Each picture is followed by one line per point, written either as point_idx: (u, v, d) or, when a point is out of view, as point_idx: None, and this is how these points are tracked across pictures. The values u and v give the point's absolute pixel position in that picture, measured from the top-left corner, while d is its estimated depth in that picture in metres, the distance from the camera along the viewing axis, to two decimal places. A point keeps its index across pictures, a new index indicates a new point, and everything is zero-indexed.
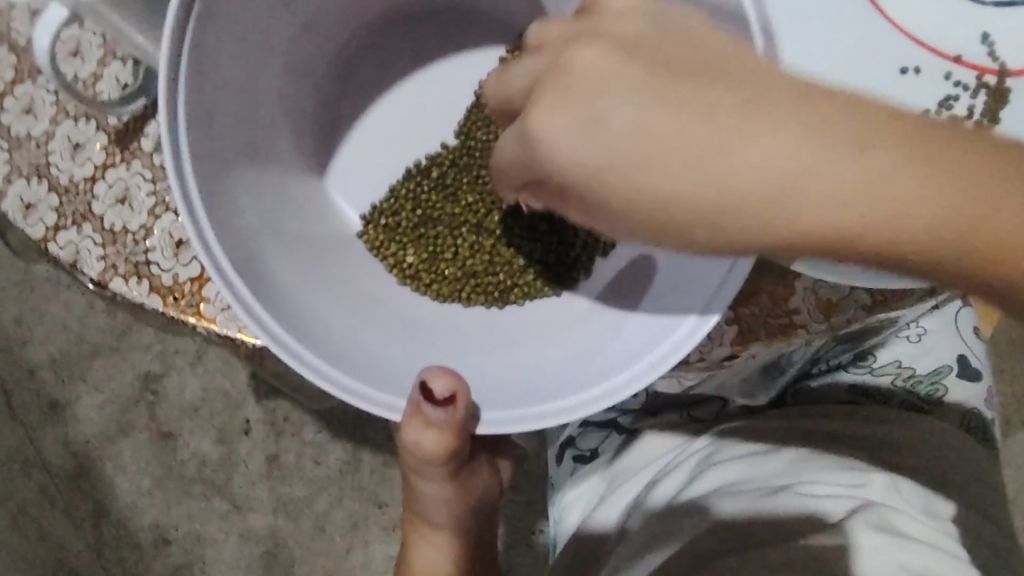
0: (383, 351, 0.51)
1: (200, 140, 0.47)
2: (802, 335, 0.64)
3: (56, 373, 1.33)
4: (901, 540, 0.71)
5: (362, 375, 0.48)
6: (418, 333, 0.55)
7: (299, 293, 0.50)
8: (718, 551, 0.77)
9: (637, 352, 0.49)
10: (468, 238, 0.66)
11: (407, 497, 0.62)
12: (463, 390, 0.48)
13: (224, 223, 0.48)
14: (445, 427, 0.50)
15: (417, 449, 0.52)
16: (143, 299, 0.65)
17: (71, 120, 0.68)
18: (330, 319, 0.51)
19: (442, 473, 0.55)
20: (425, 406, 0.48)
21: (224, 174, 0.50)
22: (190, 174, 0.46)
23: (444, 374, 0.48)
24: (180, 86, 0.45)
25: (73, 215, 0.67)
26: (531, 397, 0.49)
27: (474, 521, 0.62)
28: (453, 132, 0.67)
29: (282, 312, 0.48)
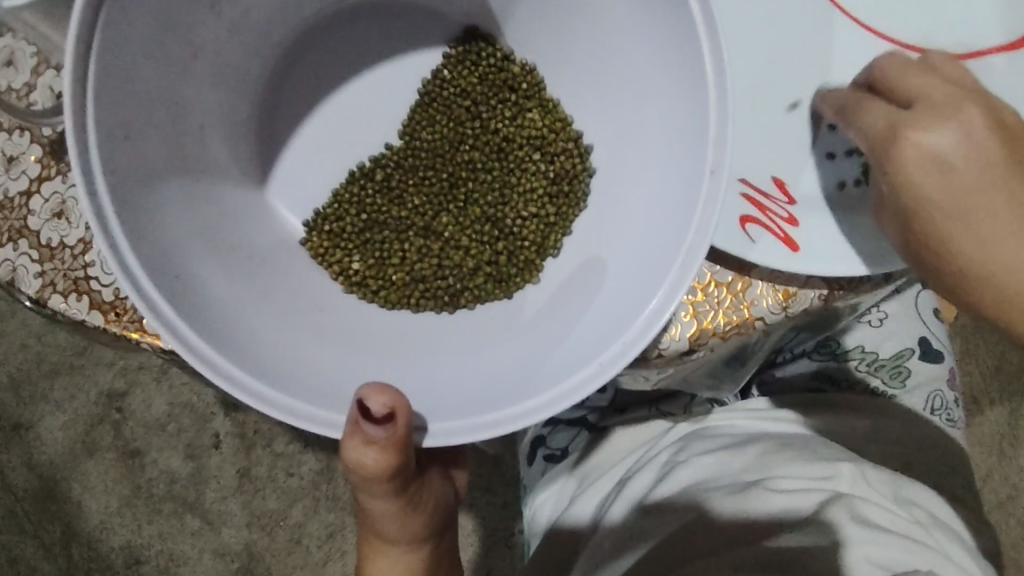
0: (328, 362, 0.50)
1: (112, 150, 0.45)
2: (759, 325, 0.63)
3: (16, 395, 1.30)
4: (876, 531, 0.71)
5: (297, 390, 0.46)
6: (363, 341, 0.53)
7: (231, 308, 0.49)
8: (693, 552, 0.75)
9: (585, 355, 0.48)
10: (416, 241, 0.65)
11: (360, 515, 0.60)
12: (402, 405, 0.46)
13: (146, 235, 0.46)
14: (384, 448, 0.47)
15: (360, 473, 0.50)
16: (83, 316, 0.62)
17: (5, 133, 0.65)
18: (265, 334, 0.49)
19: (390, 493, 0.53)
20: (364, 425, 0.45)
21: (145, 186, 0.48)
22: (102, 186, 0.44)
23: (382, 391, 0.46)
24: (90, 93, 0.43)
25: (9, 231, 0.65)
26: (481, 406, 0.48)
27: (432, 535, 0.60)
28: (397, 132, 0.65)
29: (211, 327, 0.46)
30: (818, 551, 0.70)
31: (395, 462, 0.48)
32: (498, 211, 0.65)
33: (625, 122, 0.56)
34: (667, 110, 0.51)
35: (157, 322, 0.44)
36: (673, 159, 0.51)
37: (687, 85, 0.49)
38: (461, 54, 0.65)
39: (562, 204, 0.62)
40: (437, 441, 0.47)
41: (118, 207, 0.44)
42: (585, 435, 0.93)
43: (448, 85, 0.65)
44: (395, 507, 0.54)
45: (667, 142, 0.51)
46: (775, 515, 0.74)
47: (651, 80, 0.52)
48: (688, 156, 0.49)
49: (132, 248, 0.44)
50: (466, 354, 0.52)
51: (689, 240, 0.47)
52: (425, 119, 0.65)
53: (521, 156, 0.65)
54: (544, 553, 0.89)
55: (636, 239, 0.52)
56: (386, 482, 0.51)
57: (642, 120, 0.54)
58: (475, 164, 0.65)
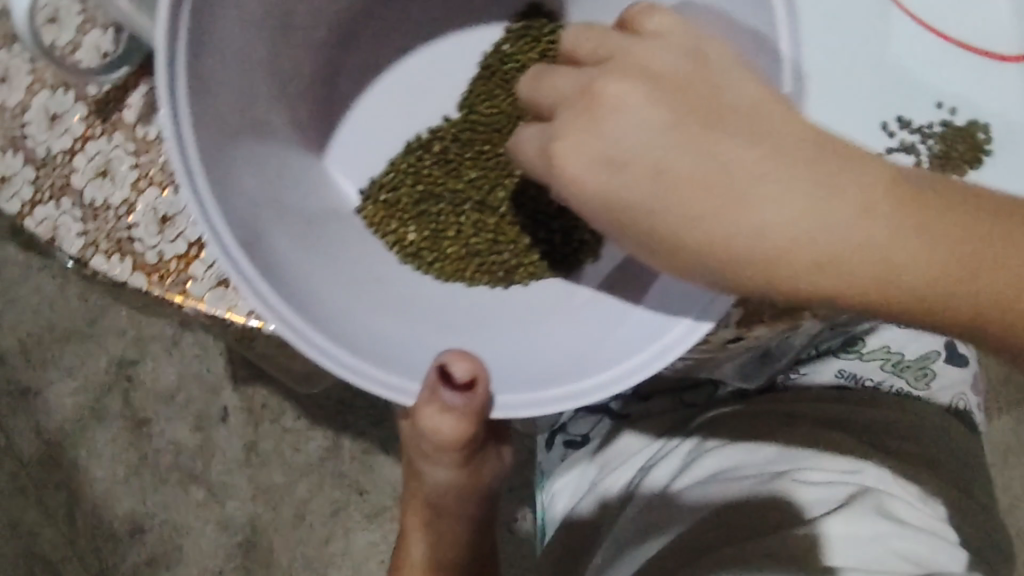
0: (393, 331, 0.50)
1: (198, 106, 0.45)
2: (806, 316, 0.63)
3: (26, 360, 1.29)
4: (904, 526, 0.72)
5: (370, 357, 0.46)
6: (426, 313, 0.53)
7: (303, 272, 0.48)
8: (722, 540, 0.76)
9: (650, 334, 0.48)
10: (471, 216, 0.65)
11: (409, 482, 0.60)
12: (483, 374, 0.46)
13: (225, 193, 0.46)
14: (461, 416, 0.48)
15: (434, 438, 0.50)
16: (126, 277, 0.62)
17: (49, 90, 0.64)
18: (334, 301, 0.48)
19: (454, 462, 0.53)
20: (444, 390, 0.46)
21: (224, 144, 0.47)
22: (189, 141, 0.43)
23: (464, 358, 0.46)
24: (180, 48, 0.42)
25: (51, 189, 0.64)
26: (548, 380, 0.48)
27: (482, 509, 0.61)
28: (456, 107, 0.66)
29: (286, 289, 0.46)
30: (845, 540, 0.71)
31: (467, 433, 0.49)
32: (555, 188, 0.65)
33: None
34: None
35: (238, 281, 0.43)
36: None
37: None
38: (522, 29, 0.65)
39: None
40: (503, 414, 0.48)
41: (201, 160, 0.44)
42: (607, 422, 0.93)
43: (509, 60, 0.65)
44: (456, 476, 0.55)
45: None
46: (803, 506, 0.75)
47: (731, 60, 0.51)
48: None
49: (214, 204, 0.44)
50: (529, 333, 0.53)
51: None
52: (484, 93, 0.65)
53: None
54: (566, 536, 0.89)
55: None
56: (455, 450, 0.51)
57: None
58: None
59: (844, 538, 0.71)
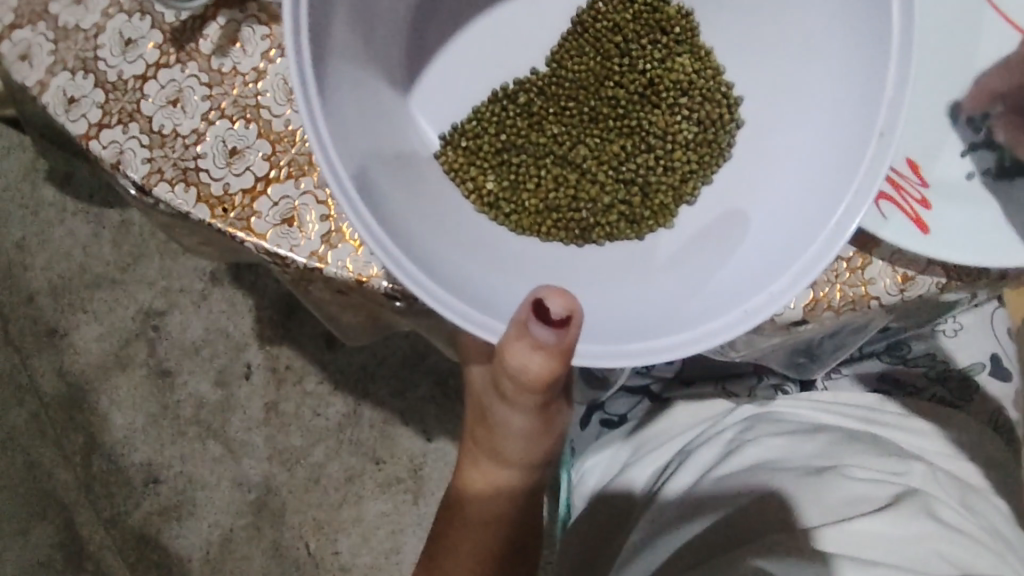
0: (477, 270, 0.50)
1: (313, 21, 0.45)
2: (873, 305, 0.62)
3: (55, 301, 1.30)
4: (944, 529, 0.68)
5: (456, 290, 0.47)
6: (510, 259, 0.53)
7: (394, 201, 0.48)
8: (761, 529, 0.71)
9: (731, 300, 0.49)
10: (552, 170, 0.63)
11: (474, 429, 0.59)
12: (580, 312, 0.44)
13: (330, 111, 0.47)
14: (551, 356, 0.46)
15: (517, 379, 0.48)
16: (188, 208, 0.61)
17: (125, 15, 0.64)
18: (426, 235, 0.49)
19: (530, 407, 0.52)
20: (536, 325, 0.44)
21: (331, 65, 0.48)
22: (303, 51, 0.44)
23: (562, 294, 0.45)
24: None
25: (120, 114, 0.63)
26: (628, 336, 0.49)
27: (538, 464, 0.61)
28: (544, 59, 0.63)
29: (380, 213, 0.46)
30: (886, 537, 0.67)
31: (555, 374, 0.47)
32: (640, 150, 0.63)
33: (804, 75, 0.55)
34: (867, 54, 0.49)
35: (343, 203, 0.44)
36: (852, 112, 0.50)
37: (875, 19, 0.48)
38: None
39: (704, 154, 0.61)
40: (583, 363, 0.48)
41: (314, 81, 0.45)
42: (646, 405, 0.92)
43: (602, 18, 0.63)
44: (529, 424, 0.54)
45: (846, 96, 0.51)
46: (846, 498, 0.72)
47: (844, 28, 0.51)
48: (868, 109, 0.49)
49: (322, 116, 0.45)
50: (612, 291, 0.53)
51: (860, 179, 0.48)
52: (575, 49, 0.63)
53: (669, 102, 0.64)
54: (599, 514, 0.88)
55: (794, 193, 0.52)
56: (536, 394, 0.49)
57: (817, 74, 0.53)
58: (618, 102, 0.63)
59: (863, 532, 0.67)
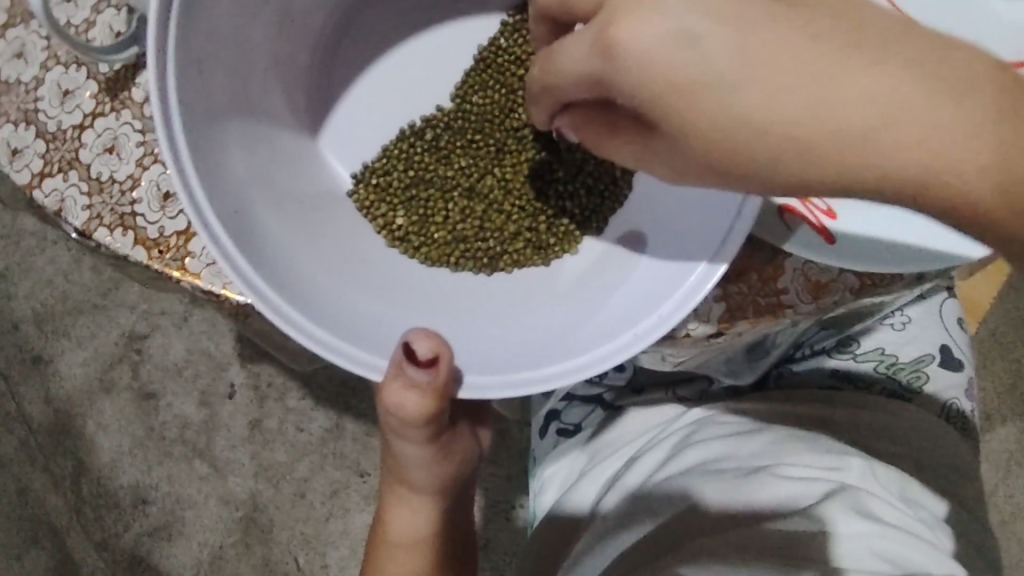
0: (370, 309, 0.53)
1: (189, 90, 0.47)
2: (788, 314, 0.65)
3: (39, 328, 1.32)
4: (875, 525, 0.71)
5: (347, 334, 0.49)
6: (406, 296, 0.56)
7: (283, 249, 0.51)
8: (691, 530, 0.76)
9: (617, 326, 0.51)
10: (458, 202, 0.68)
11: (387, 460, 0.63)
12: (445, 351, 0.49)
13: (212, 174, 0.48)
14: (425, 392, 0.50)
15: (401, 413, 0.52)
16: (127, 251, 0.64)
17: (62, 67, 0.67)
18: (317, 281, 0.51)
19: (424, 437, 0.56)
20: (408, 367, 0.48)
21: (214, 125, 0.50)
22: (177, 122, 0.46)
23: (428, 337, 0.49)
24: (170, 36, 0.45)
25: (60, 162, 0.66)
26: (512, 367, 0.50)
27: (453, 485, 0.64)
28: (448, 94, 0.69)
29: (266, 265, 0.49)
30: (819, 538, 0.70)
31: (432, 407, 0.52)
32: (543, 179, 0.68)
33: None
34: None
35: (229, 269, 0.46)
36: None
37: None
38: (517, 22, 0.68)
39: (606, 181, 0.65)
40: (471, 396, 0.49)
41: (191, 153, 0.47)
42: (600, 413, 0.96)
43: (504, 52, 0.68)
44: (426, 451, 0.58)
45: None
46: (779, 500, 0.75)
47: None
48: None
49: (199, 181, 0.47)
50: (506, 314, 0.57)
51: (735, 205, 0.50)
52: (478, 83, 0.68)
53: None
54: (549, 523, 0.90)
55: (672, 223, 0.55)
56: (424, 425, 0.54)
57: None
58: (522, 133, 0.68)
59: (800, 533, 0.70)
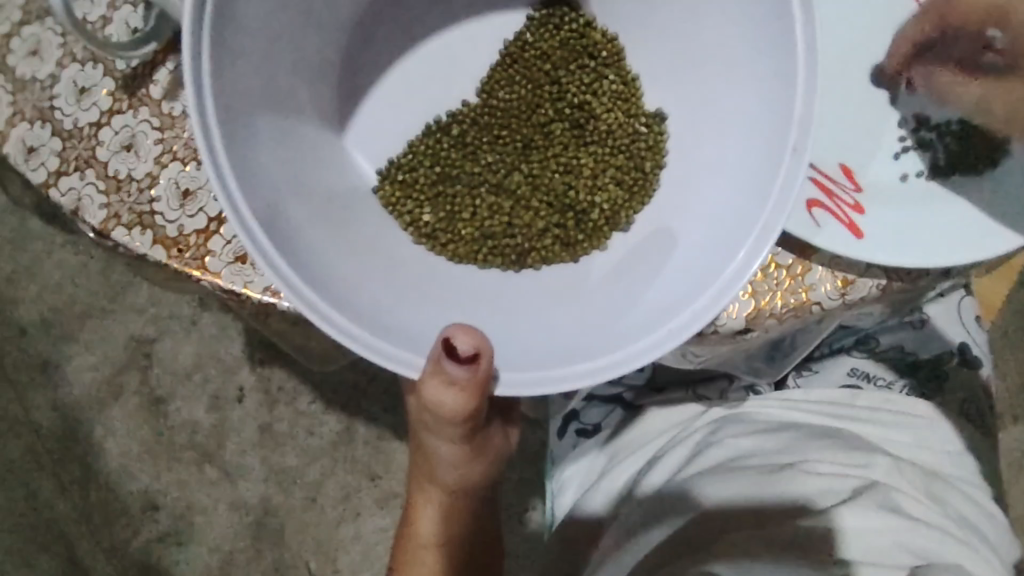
0: (403, 306, 0.52)
1: (222, 85, 0.47)
2: (814, 310, 0.64)
3: (47, 333, 1.31)
4: (906, 520, 0.70)
5: (382, 330, 0.48)
6: (440, 294, 0.55)
7: (316, 245, 0.50)
8: (725, 529, 0.74)
9: (657, 319, 0.51)
10: (486, 199, 0.67)
11: (416, 456, 0.62)
12: (486, 346, 0.48)
13: (245, 168, 0.48)
14: (463, 388, 0.50)
15: (438, 408, 0.52)
16: (146, 250, 0.63)
17: (78, 64, 0.66)
18: (351, 278, 0.51)
19: (458, 436, 0.55)
20: (447, 361, 0.48)
21: (246, 120, 0.50)
22: (211, 117, 0.46)
23: (468, 332, 0.48)
24: (204, 31, 0.45)
25: (76, 161, 0.65)
26: (552, 362, 0.50)
27: (484, 485, 0.63)
28: (475, 89, 0.68)
29: (300, 260, 0.48)
30: (849, 534, 0.69)
31: (471, 403, 0.51)
32: (571, 174, 0.67)
33: (711, 99, 0.58)
34: (777, 78, 0.51)
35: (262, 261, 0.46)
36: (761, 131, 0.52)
37: (782, 40, 0.50)
38: (545, 17, 0.68)
39: (637, 177, 0.64)
40: (513, 391, 0.49)
41: (225, 148, 0.46)
42: (619, 413, 0.93)
43: (530, 47, 0.68)
44: (459, 450, 0.57)
45: (757, 111, 0.53)
46: (807, 498, 0.74)
47: (743, 52, 0.54)
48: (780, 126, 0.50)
49: (234, 176, 0.47)
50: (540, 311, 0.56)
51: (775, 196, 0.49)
52: (503, 79, 0.67)
53: (597, 127, 0.68)
54: (568, 526, 0.89)
55: (709, 217, 0.54)
56: (460, 422, 0.53)
57: (723, 100, 0.56)
58: (549, 129, 0.68)
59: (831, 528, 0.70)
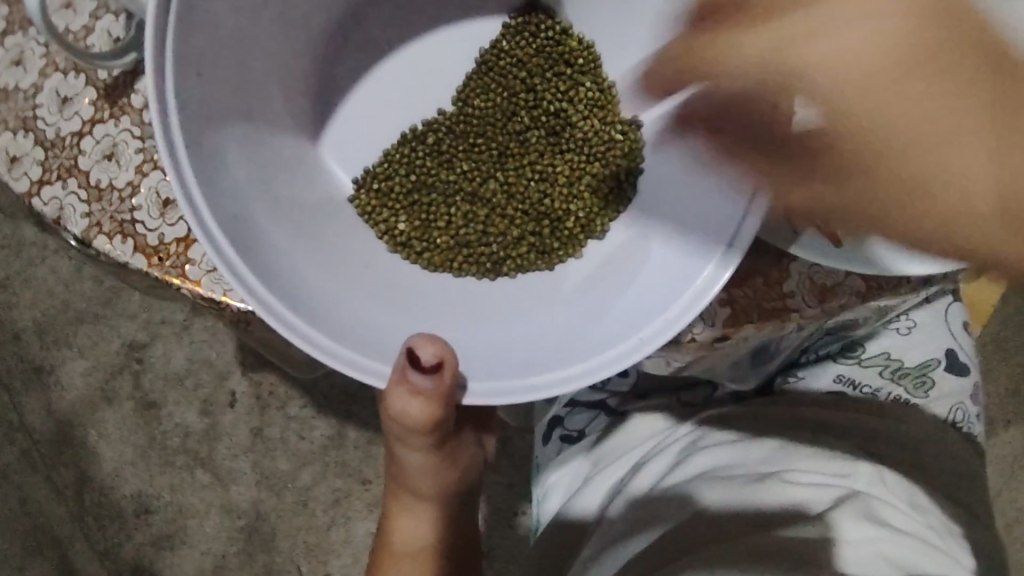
0: (375, 315, 0.52)
1: (189, 96, 0.47)
2: (794, 318, 0.64)
3: (40, 338, 1.32)
4: (885, 532, 0.70)
5: (351, 340, 0.49)
6: (412, 302, 0.56)
7: (285, 255, 0.51)
8: (704, 536, 0.76)
9: (622, 331, 0.51)
10: (462, 207, 0.68)
11: (390, 467, 0.63)
12: (450, 355, 0.49)
13: (213, 179, 0.48)
14: (428, 399, 0.51)
15: (405, 419, 0.52)
16: (127, 258, 0.64)
17: (60, 73, 0.66)
18: (320, 289, 0.51)
19: (427, 444, 0.56)
20: (411, 371, 0.48)
21: (214, 131, 0.50)
22: (176, 128, 0.46)
23: (431, 342, 0.49)
24: (169, 42, 0.45)
25: (59, 170, 0.65)
26: (519, 371, 0.51)
27: (458, 495, 0.63)
28: (450, 98, 0.69)
29: (268, 270, 0.48)
30: (826, 546, 0.69)
31: (436, 412, 0.52)
32: (546, 182, 0.68)
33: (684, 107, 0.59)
34: None
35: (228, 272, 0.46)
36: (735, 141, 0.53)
37: None
38: (520, 24, 0.68)
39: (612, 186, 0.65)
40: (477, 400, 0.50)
41: (191, 158, 0.47)
42: (603, 419, 0.94)
43: (506, 54, 0.68)
44: (430, 458, 0.58)
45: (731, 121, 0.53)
46: (787, 507, 0.74)
47: None
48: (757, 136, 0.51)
49: (199, 187, 0.47)
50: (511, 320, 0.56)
51: None
52: (479, 87, 0.68)
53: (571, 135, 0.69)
54: (553, 530, 0.90)
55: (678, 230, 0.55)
56: (428, 431, 0.54)
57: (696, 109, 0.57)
58: (524, 138, 0.69)
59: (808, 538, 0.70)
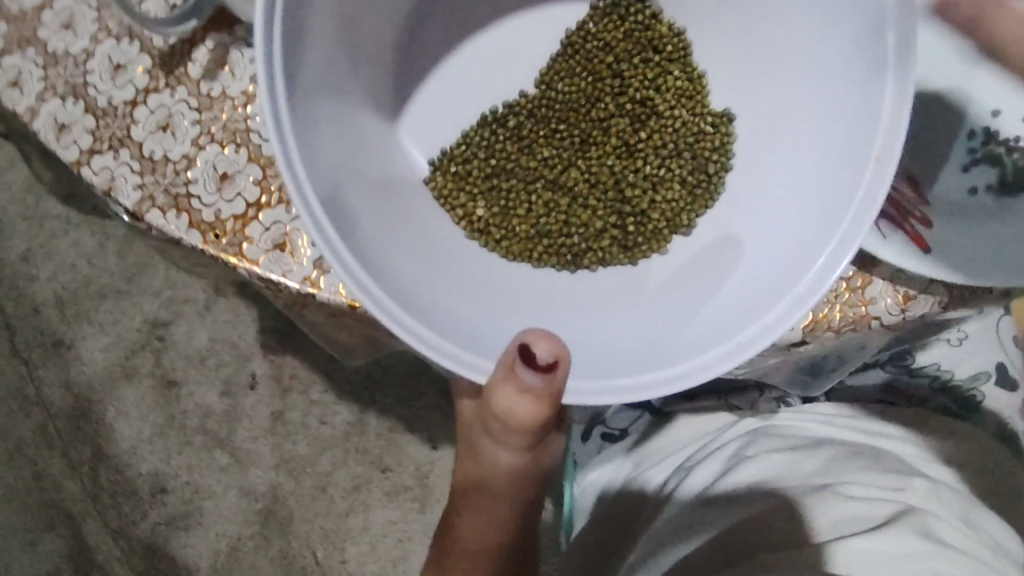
0: (462, 305, 0.50)
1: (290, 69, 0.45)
2: (874, 325, 0.62)
3: (61, 312, 1.29)
4: (939, 547, 0.65)
5: (445, 330, 0.48)
6: (498, 292, 0.54)
7: (377, 237, 0.49)
8: (755, 544, 0.71)
9: (723, 331, 0.50)
10: (542, 195, 0.65)
11: (463, 461, 0.61)
12: (564, 355, 0.48)
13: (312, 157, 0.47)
14: (539, 397, 0.49)
15: (508, 416, 0.51)
16: (181, 234, 0.61)
17: (113, 39, 0.63)
18: (411, 275, 0.49)
19: (518, 442, 0.55)
20: (523, 367, 0.47)
21: (310, 106, 0.48)
22: (280, 104, 0.44)
23: (547, 339, 0.47)
24: (276, 15, 0.43)
25: (110, 140, 0.63)
26: (616, 371, 0.49)
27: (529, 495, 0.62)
28: (533, 81, 0.66)
29: (364, 253, 0.47)
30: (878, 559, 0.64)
31: (542, 412, 0.51)
32: (631, 173, 0.66)
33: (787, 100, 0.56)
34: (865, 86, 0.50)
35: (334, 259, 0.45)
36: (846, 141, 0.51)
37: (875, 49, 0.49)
38: (609, 7, 0.66)
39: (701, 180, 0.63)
40: (574, 400, 0.49)
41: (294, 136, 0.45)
42: (646, 419, 0.93)
43: (592, 38, 0.66)
44: (517, 455, 0.56)
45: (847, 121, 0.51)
46: (841, 518, 0.70)
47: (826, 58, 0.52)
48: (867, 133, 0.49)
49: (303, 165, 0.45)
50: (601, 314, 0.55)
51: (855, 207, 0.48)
52: (565, 70, 0.66)
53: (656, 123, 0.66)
54: (592, 533, 0.87)
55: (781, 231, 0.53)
56: (526, 430, 0.52)
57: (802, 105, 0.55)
58: (608, 125, 0.66)
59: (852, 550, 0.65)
